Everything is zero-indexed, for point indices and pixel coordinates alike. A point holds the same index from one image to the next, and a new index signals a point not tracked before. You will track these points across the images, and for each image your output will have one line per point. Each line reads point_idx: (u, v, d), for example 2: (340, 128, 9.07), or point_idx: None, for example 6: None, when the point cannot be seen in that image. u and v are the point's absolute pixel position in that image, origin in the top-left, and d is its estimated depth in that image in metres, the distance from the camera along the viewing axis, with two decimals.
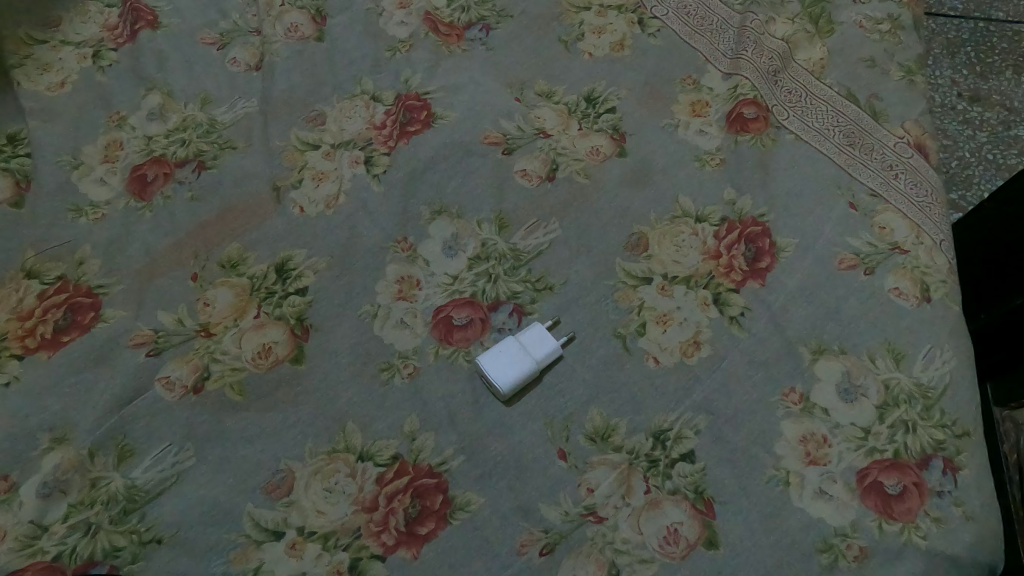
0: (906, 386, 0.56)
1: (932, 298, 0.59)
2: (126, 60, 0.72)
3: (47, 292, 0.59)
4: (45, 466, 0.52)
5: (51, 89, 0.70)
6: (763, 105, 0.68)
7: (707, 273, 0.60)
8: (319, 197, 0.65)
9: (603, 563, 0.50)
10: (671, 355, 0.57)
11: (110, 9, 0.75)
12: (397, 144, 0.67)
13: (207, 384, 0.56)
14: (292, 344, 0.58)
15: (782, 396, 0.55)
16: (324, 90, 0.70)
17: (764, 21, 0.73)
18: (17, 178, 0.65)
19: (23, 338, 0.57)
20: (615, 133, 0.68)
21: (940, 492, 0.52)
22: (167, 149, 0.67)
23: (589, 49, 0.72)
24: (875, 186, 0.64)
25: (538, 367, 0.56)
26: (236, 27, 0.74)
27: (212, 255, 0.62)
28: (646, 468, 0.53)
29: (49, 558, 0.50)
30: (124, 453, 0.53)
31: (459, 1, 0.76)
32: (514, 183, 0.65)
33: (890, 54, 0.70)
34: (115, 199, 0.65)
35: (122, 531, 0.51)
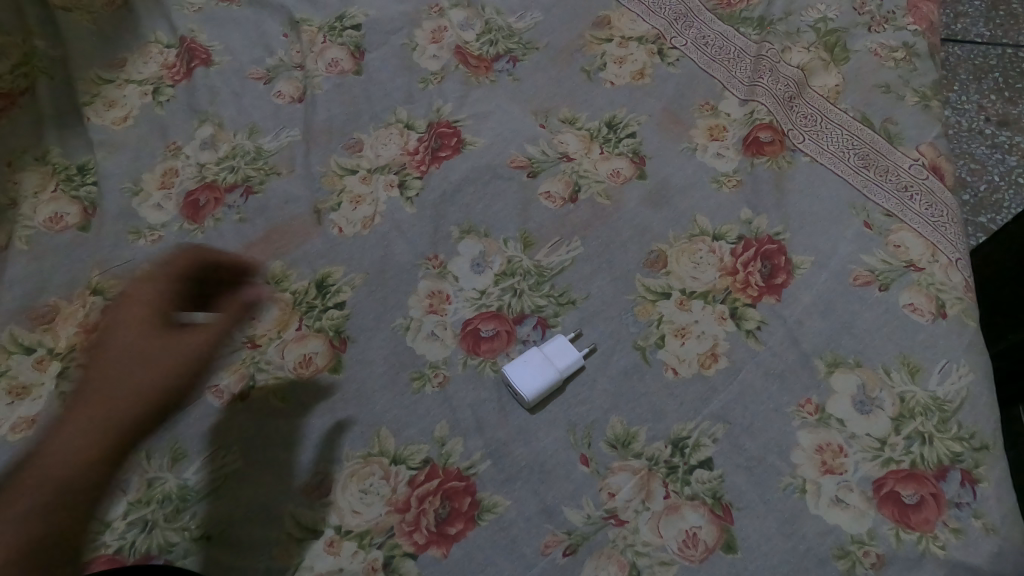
0: (921, 399, 0.57)
1: (948, 313, 0.60)
2: (182, 95, 0.78)
3: (110, 308, 0.65)
4: (107, 466, 0.57)
5: (116, 123, 0.76)
6: (778, 129, 0.71)
7: (724, 289, 0.63)
8: (356, 218, 0.69)
9: (624, 565, 0.52)
10: (689, 367, 0.60)
11: (168, 49, 0.82)
12: (429, 169, 0.72)
13: (253, 391, 0.60)
14: (330, 355, 0.62)
15: (799, 407, 0.57)
16: (362, 119, 0.75)
17: (780, 49, 0.76)
18: (85, 205, 0.71)
19: (88, 349, 0.63)
20: (635, 157, 0.71)
21: (959, 502, 0.53)
22: (218, 176, 0.73)
23: (611, 78, 0.76)
24: (889, 206, 0.66)
25: (561, 377, 0.59)
26: (281, 63, 0.80)
27: (258, 273, 0.67)
28: (665, 473, 0.55)
29: (111, 551, 0.54)
30: (178, 455, 0.58)
31: (488, 36, 0.81)
32: (539, 204, 0.69)
33: (905, 80, 0.73)
34: (171, 222, 0.70)
35: (175, 528, 0.55)
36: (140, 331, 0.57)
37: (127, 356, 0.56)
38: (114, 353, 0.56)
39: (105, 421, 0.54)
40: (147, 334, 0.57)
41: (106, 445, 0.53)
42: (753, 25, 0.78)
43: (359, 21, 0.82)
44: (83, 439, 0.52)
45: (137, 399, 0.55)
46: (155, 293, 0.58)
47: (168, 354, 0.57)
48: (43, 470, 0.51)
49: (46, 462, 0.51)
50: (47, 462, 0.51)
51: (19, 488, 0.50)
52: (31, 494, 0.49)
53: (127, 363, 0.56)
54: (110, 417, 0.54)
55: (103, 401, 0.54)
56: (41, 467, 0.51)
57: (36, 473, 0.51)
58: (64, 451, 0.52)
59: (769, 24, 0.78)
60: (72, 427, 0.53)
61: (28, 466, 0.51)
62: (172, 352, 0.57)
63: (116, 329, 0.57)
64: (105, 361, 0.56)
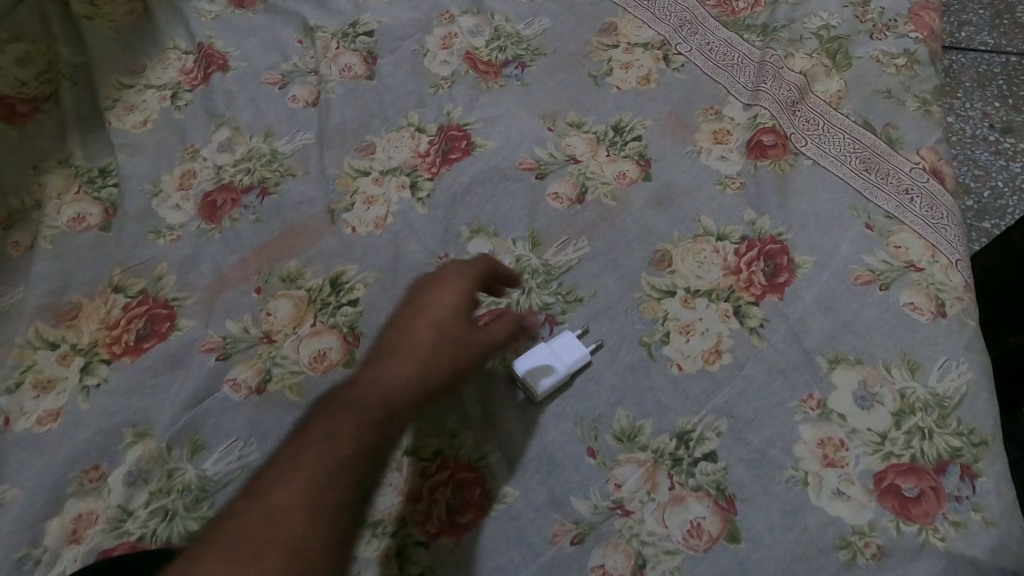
0: (921, 395, 0.58)
1: (948, 312, 0.62)
2: (200, 100, 0.80)
3: (130, 305, 0.67)
4: (129, 457, 0.59)
5: (136, 127, 0.78)
6: (781, 133, 0.73)
7: (728, 287, 0.64)
8: (369, 219, 0.71)
9: (630, 554, 0.54)
10: (693, 363, 0.61)
11: (186, 55, 0.84)
12: (440, 170, 0.74)
13: (269, 385, 0.62)
14: (344, 350, 0.64)
15: (801, 402, 0.59)
16: (374, 123, 0.77)
17: (783, 56, 0.78)
18: (107, 206, 0.73)
19: (110, 344, 0.65)
20: (641, 160, 0.73)
21: (958, 496, 0.54)
22: (234, 177, 0.75)
23: (617, 82, 0.78)
24: (890, 208, 0.68)
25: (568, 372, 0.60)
26: (296, 68, 0.82)
27: (274, 271, 0.69)
28: (670, 465, 0.57)
29: (133, 539, 0.56)
30: (196, 446, 0.60)
31: (497, 42, 0.83)
32: (547, 205, 0.71)
33: (906, 86, 0.75)
34: (189, 222, 0.72)
35: (194, 517, 0.57)
36: (469, 340, 0.56)
37: (459, 362, 0.55)
38: (448, 356, 0.55)
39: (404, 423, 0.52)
40: (479, 346, 0.56)
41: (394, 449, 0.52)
42: (757, 32, 0.80)
43: (372, 27, 0.84)
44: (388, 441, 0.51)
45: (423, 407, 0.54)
46: (461, 296, 0.57)
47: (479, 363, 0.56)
48: (350, 459, 0.49)
49: (343, 458, 0.48)
50: (357, 469, 0.48)
51: (333, 483, 0.47)
52: (337, 506, 0.47)
53: (459, 362, 0.55)
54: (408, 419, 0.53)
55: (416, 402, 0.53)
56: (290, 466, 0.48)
57: (333, 471, 0.48)
58: (365, 452, 0.49)
59: (772, 31, 0.80)
60: (378, 420, 0.51)
61: (333, 456, 0.48)
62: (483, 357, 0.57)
63: (444, 332, 0.55)
64: (447, 361, 0.54)
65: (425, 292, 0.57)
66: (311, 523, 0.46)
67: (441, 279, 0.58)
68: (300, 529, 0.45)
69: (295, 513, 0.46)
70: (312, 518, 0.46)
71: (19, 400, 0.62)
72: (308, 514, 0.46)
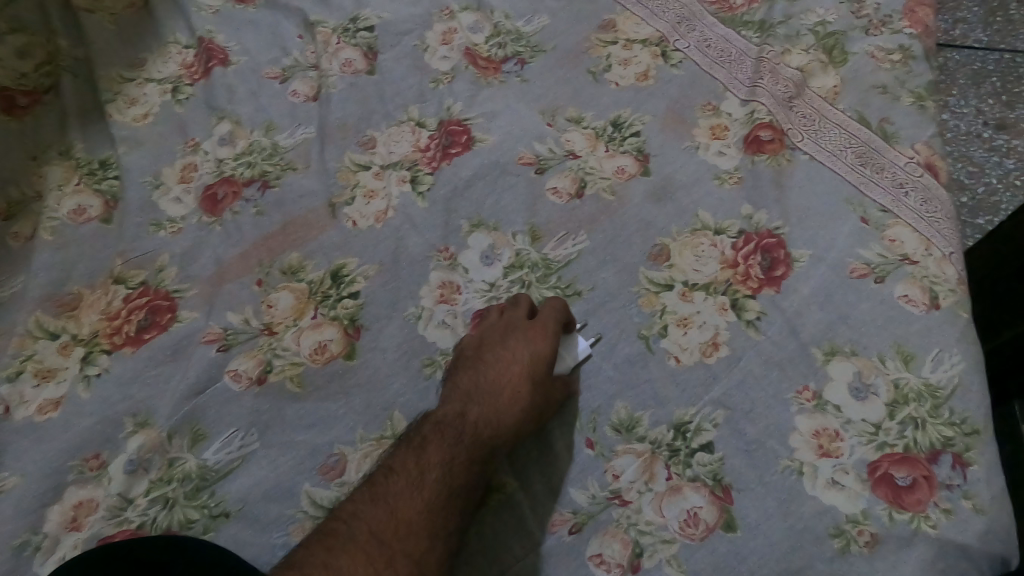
0: (915, 386, 0.59)
1: (942, 305, 0.62)
2: (201, 94, 0.81)
3: (131, 296, 0.67)
4: (130, 446, 0.60)
5: (137, 120, 0.79)
6: (778, 128, 0.73)
7: (726, 281, 0.65)
8: (370, 212, 0.72)
9: (627, 542, 0.55)
10: (691, 355, 0.62)
11: (187, 50, 0.84)
12: (440, 165, 0.74)
13: (270, 376, 0.63)
14: (345, 342, 0.64)
15: (797, 394, 0.59)
16: (375, 117, 0.78)
17: (780, 52, 0.79)
18: (107, 198, 0.74)
19: (111, 335, 0.65)
20: (639, 155, 0.73)
21: (950, 484, 0.55)
22: (235, 171, 0.75)
23: (616, 79, 0.79)
24: (886, 202, 0.68)
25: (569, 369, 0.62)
26: (296, 62, 0.83)
27: (275, 263, 0.69)
28: (667, 456, 0.58)
29: (133, 527, 0.56)
30: (197, 436, 0.60)
31: (496, 38, 0.83)
32: (546, 200, 0.71)
33: (901, 81, 0.75)
34: (190, 215, 0.73)
35: (194, 506, 0.57)
36: (556, 385, 0.60)
37: (548, 408, 0.59)
38: (541, 400, 0.58)
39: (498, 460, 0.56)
40: (564, 391, 0.60)
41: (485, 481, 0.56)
42: (754, 28, 0.81)
43: (372, 22, 0.85)
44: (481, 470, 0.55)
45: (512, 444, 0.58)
46: (555, 342, 0.60)
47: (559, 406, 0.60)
48: (461, 492, 0.53)
49: (457, 488, 0.52)
50: (466, 500, 0.53)
51: (448, 512, 0.51)
52: (448, 530, 0.51)
53: (548, 408, 0.59)
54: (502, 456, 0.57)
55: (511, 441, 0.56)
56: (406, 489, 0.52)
57: (450, 500, 0.52)
58: (472, 487, 0.53)
59: (770, 27, 0.81)
60: (484, 458, 0.54)
61: (446, 487, 0.52)
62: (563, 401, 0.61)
63: (540, 379, 0.58)
64: (540, 406, 0.58)
65: (521, 334, 0.59)
66: (431, 542, 0.50)
67: (535, 323, 0.60)
68: (423, 547, 0.49)
69: (418, 534, 0.50)
70: (432, 537, 0.50)
71: (20, 389, 0.62)
72: (428, 534, 0.50)
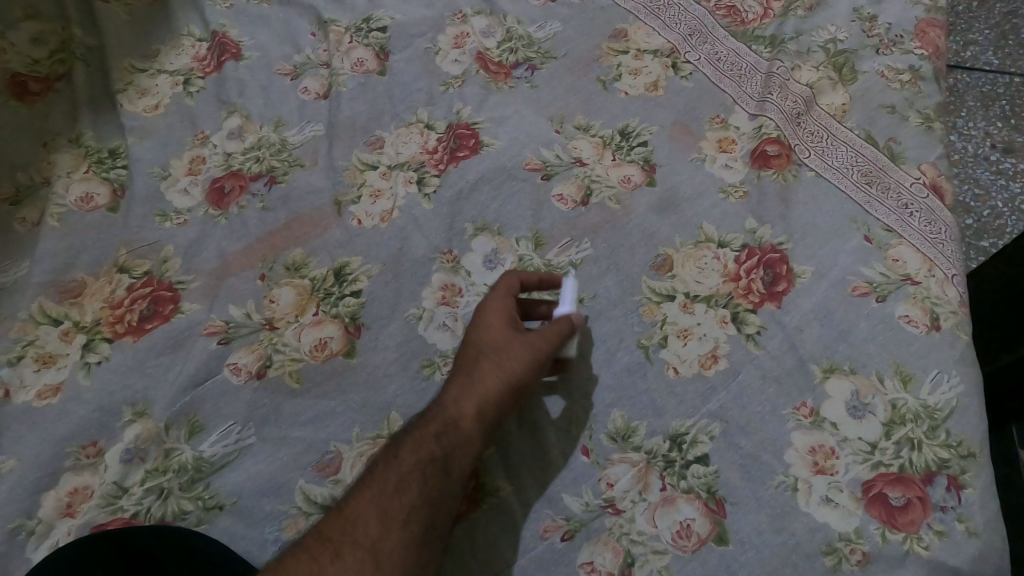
0: (912, 407, 0.59)
1: (942, 326, 0.62)
2: (212, 87, 0.81)
3: (135, 286, 0.68)
4: (127, 435, 0.60)
5: (148, 111, 0.79)
6: (786, 143, 0.73)
7: (727, 294, 0.65)
8: (375, 212, 0.72)
9: (619, 551, 0.55)
10: (690, 367, 0.62)
11: (200, 43, 0.85)
12: (447, 167, 0.74)
13: (270, 371, 0.63)
14: (345, 340, 0.65)
15: (794, 409, 0.59)
16: (384, 117, 0.78)
17: (790, 68, 0.79)
18: (115, 187, 0.74)
19: (113, 323, 0.65)
20: (646, 165, 0.74)
21: (944, 506, 0.55)
22: (243, 165, 0.75)
23: (626, 88, 0.79)
24: (890, 222, 0.68)
25: (549, 330, 0.57)
26: (308, 60, 0.83)
27: (279, 259, 0.69)
28: (662, 467, 0.58)
29: (127, 516, 0.56)
30: (195, 428, 0.60)
31: (508, 43, 0.83)
32: (552, 206, 0.72)
33: (910, 102, 0.75)
34: (196, 207, 0.73)
35: (189, 497, 0.57)
36: (516, 346, 0.55)
37: (510, 373, 0.54)
38: (498, 369, 0.55)
39: (470, 442, 0.53)
40: (530, 349, 0.55)
41: (467, 466, 0.52)
42: (765, 43, 0.81)
43: (385, 23, 0.85)
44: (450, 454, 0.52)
45: (488, 424, 0.54)
46: (507, 319, 0.57)
47: (534, 369, 0.55)
48: (414, 475, 0.50)
49: (410, 474, 0.50)
50: (422, 483, 0.50)
51: (401, 498, 0.49)
52: (404, 516, 0.48)
53: (508, 372, 0.54)
54: (472, 435, 0.53)
55: (476, 419, 0.53)
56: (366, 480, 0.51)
57: (400, 485, 0.49)
58: (427, 468, 0.50)
59: (781, 43, 0.81)
60: (437, 437, 0.52)
61: (395, 473, 0.50)
62: (539, 363, 0.56)
63: (491, 350, 0.56)
64: (495, 373, 0.54)
65: (478, 321, 0.58)
66: (381, 528, 0.47)
67: (490, 307, 0.58)
68: (373, 534, 0.47)
69: (367, 522, 0.48)
70: (381, 524, 0.48)
71: (19, 373, 0.63)
72: (379, 520, 0.48)
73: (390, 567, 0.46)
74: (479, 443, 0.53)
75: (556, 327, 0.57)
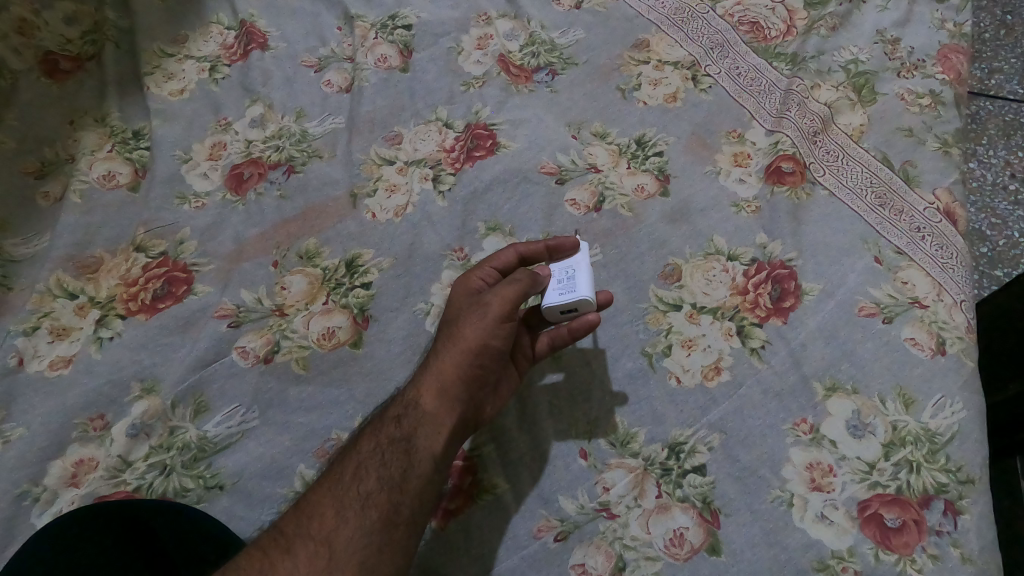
0: (913, 430, 0.59)
1: (947, 351, 0.62)
2: (238, 75, 0.82)
3: (150, 265, 0.69)
4: (134, 411, 0.61)
5: (173, 94, 0.80)
6: (801, 161, 0.74)
7: (734, 307, 0.65)
8: (390, 206, 0.73)
9: (611, 555, 0.56)
10: (692, 377, 0.63)
11: (228, 31, 0.86)
12: (463, 166, 0.75)
13: (277, 356, 0.64)
14: (352, 331, 0.65)
15: (794, 425, 0.60)
16: (404, 114, 0.79)
17: (810, 86, 0.79)
18: (137, 167, 0.75)
19: (127, 301, 0.67)
20: (660, 175, 0.74)
21: (939, 530, 0.55)
22: (263, 153, 0.77)
23: (645, 97, 0.79)
24: (901, 244, 0.68)
25: (510, 288, 0.55)
26: (333, 54, 0.84)
27: (293, 247, 0.70)
28: (659, 475, 0.58)
29: (130, 489, 0.57)
30: (200, 408, 0.61)
31: (531, 47, 0.84)
32: (564, 210, 0.72)
33: (928, 126, 0.75)
34: (215, 191, 0.74)
35: (191, 475, 0.58)
36: (467, 316, 0.56)
37: (463, 340, 0.54)
38: (453, 340, 0.55)
39: (432, 418, 0.52)
40: (480, 313, 0.55)
41: (436, 443, 0.52)
42: (786, 60, 0.81)
43: (410, 21, 0.86)
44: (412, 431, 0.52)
45: (454, 397, 0.54)
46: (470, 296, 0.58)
47: (490, 332, 0.55)
48: (372, 460, 0.50)
49: (369, 460, 0.50)
50: (381, 466, 0.50)
51: (358, 486, 0.49)
52: (361, 503, 0.48)
53: (461, 341, 0.55)
54: (435, 411, 0.53)
55: (436, 395, 0.53)
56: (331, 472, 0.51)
57: (357, 473, 0.50)
58: (386, 450, 0.51)
59: (801, 61, 0.81)
60: (397, 420, 0.52)
61: (353, 463, 0.51)
62: (496, 325, 0.55)
63: (447, 326, 0.56)
64: (451, 345, 0.55)
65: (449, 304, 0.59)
66: (336, 518, 0.48)
67: (459, 288, 0.59)
68: (329, 523, 0.47)
69: (324, 514, 0.48)
70: (337, 513, 0.48)
71: (34, 343, 0.64)
72: (335, 510, 0.48)
73: (346, 554, 0.46)
74: (446, 418, 0.53)
75: (509, 285, 0.56)
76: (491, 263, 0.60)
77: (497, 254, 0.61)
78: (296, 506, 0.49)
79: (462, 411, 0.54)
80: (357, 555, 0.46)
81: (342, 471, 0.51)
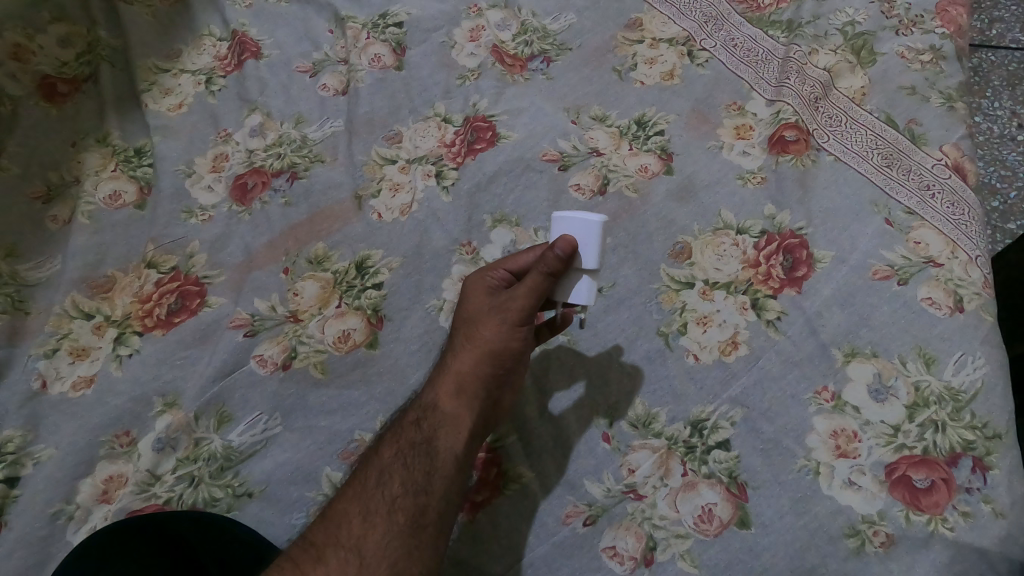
0: (936, 389, 0.58)
1: (966, 308, 0.61)
2: (234, 85, 0.83)
3: (163, 280, 0.70)
4: (158, 425, 0.61)
5: (172, 110, 0.81)
6: (803, 128, 0.73)
7: (747, 280, 0.65)
8: (395, 205, 0.73)
9: (641, 536, 0.56)
10: (710, 353, 0.62)
11: (221, 42, 0.86)
12: (464, 160, 0.75)
13: (295, 362, 0.64)
14: (368, 332, 0.66)
15: (815, 394, 0.59)
16: (402, 112, 0.79)
17: (807, 52, 0.78)
18: (141, 184, 0.76)
19: (143, 317, 0.67)
20: (662, 154, 0.74)
21: (969, 487, 0.54)
22: (266, 161, 0.77)
23: (641, 78, 0.79)
24: (912, 205, 0.67)
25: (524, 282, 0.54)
26: (327, 57, 0.84)
27: (302, 253, 0.71)
28: (683, 453, 0.58)
29: (160, 502, 0.58)
30: (223, 418, 0.62)
31: (523, 36, 0.84)
32: (569, 196, 0.72)
33: (931, 82, 0.74)
34: (220, 203, 0.74)
35: (219, 485, 0.59)
36: (482, 320, 0.55)
37: (485, 346, 0.55)
38: (473, 343, 0.55)
39: (452, 419, 0.53)
40: (499, 316, 0.55)
41: (457, 442, 0.52)
42: (781, 28, 0.80)
43: (401, 18, 0.85)
44: (433, 435, 0.52)
45: (471, 396, 0.54)
46: (487, 300, 0.56)
47: (509, 334, 0.55)
48: (394, 466, 0.51)
49: (392, 465, 0.51)
50: (404, 469, 0.50)
51: (383, 491, 0.50)
52: (387, 507, 0.49)
53: (480, 344, 0.55)
54: (453, 412, 0.53)
55: (454, 396, 0.54)
56: (353, 480, 0.52)
57: (380, 478, 0.50)
58: (408, 454, 0.51)
59: (797, 27, 0.80)
60: (416, 423, 0.53)
61: (377, 468, 0.51)
62: (515, 329, 0.55)
63: (467, 327, 0.56)
64: (470, 348, 0.55)
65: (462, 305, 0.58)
66: (364, 524, 0.48)
67: (472, 292, 0.58)
68: (357, 529, 0.48)
69: (352, 520, 0.49)
70: (364, 520, 0.48)
71: (56, 365, 0.65)
72: (362, 517, 0.49)
73: (377, 559, 0.47)
74: (465, 416, 0.53)
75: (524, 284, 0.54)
76: (504, 263, 0.57)
77: (517, 255, 0.58)
78: (322, 517, 0.50)
79: (480, 408, 0.54)
80: (389, 558, 0.47)
81: (364, 478, 0.51)
